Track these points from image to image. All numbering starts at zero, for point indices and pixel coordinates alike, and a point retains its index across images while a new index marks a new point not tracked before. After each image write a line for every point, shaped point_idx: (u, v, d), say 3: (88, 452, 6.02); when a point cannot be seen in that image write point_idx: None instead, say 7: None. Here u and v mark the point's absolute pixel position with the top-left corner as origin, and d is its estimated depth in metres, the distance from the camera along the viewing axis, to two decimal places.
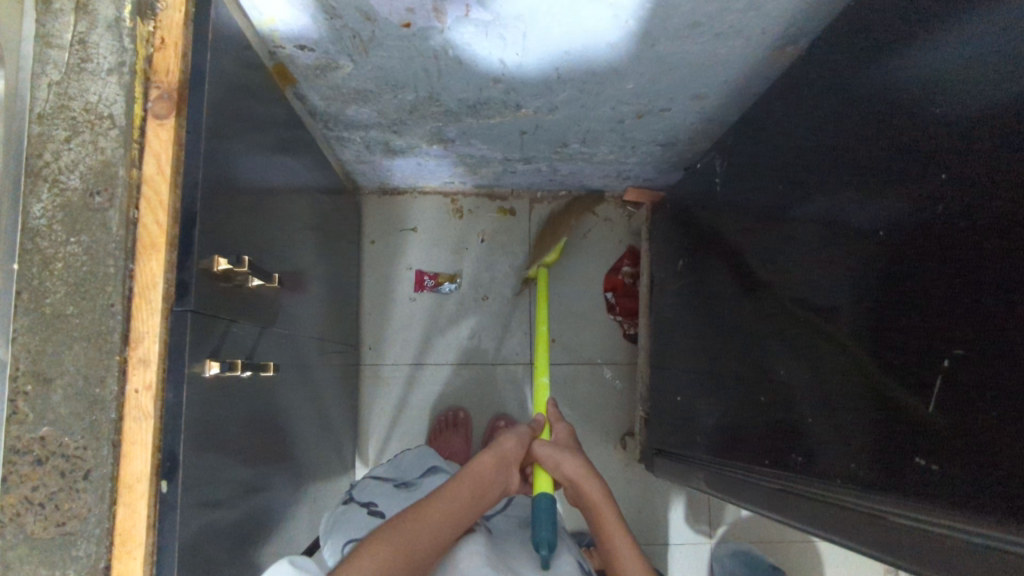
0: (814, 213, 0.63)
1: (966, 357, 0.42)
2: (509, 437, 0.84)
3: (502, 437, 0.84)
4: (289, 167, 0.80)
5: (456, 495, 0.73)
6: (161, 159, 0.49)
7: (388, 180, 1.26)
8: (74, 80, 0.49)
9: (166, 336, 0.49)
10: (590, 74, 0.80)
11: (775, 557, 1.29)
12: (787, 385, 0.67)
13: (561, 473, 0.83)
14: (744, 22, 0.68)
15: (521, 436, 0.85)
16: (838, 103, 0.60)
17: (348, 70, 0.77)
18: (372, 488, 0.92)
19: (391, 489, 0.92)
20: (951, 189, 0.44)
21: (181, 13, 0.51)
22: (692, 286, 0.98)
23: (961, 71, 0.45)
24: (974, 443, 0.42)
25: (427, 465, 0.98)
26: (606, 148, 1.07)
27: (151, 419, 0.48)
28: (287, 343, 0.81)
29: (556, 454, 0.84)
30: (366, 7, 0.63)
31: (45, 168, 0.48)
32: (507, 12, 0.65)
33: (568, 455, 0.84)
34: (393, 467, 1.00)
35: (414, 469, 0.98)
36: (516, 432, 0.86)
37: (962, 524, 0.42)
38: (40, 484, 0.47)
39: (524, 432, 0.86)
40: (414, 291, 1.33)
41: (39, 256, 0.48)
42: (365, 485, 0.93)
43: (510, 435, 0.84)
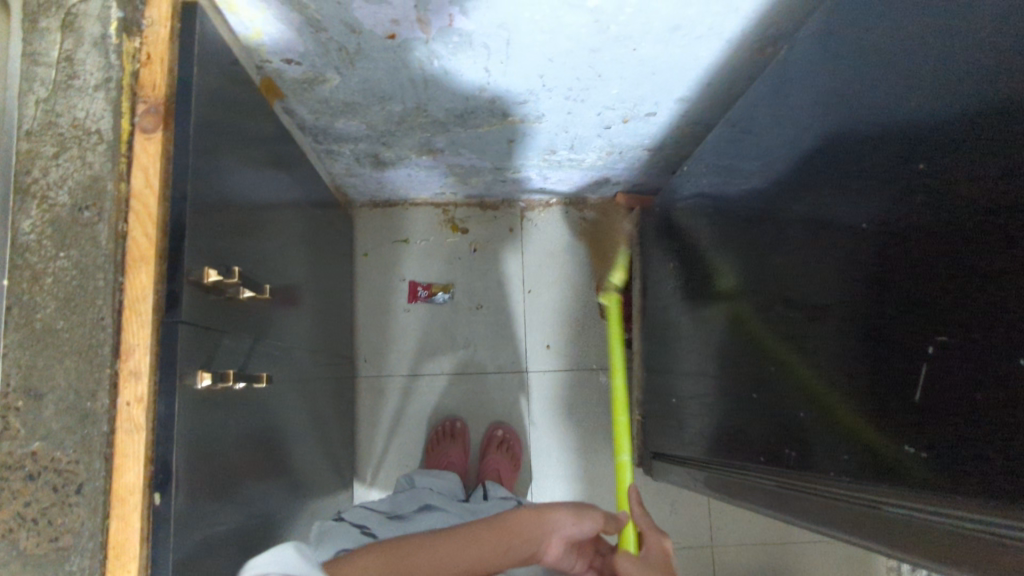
0: (798, 212, 0.64)
1: (949, 343, 0.43)
2: (575, 515, 0.75)
3: (562, 509, 0.76)
4: (279, 181, 0.80)
5: (479, 540, 0.74)
6: (149, 172, 0.50)
7: (381, 192, 1.27)
8: (62, 97, 0.50)
9: (156, 348, 0.49)
10: (574, 79, 0.81)
11: (777, 559, 1.28)
12: (776, 382, 0.68)
13: None
14: (720, 26, 0.69)
15: (590, 519, 0.75)
16: (821, 100, 0.61)
17: (333, 83, 0.78)
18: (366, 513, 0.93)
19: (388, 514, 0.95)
20: (929, 180, 0.45)
21: (167, 29, 0.52)
22: (683, 288, 0.98)
23: (936, 64, 0.46)
24: (961, 425, 0.42)
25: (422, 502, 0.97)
26: (592, 154, 1.08)
27: (143, 431, 0.48)
28: (282, 355, 0.81)
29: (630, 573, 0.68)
30: (351, 19, 0.64)
31: (34, 186, 0.49)
32: (490, 21, 0.66)
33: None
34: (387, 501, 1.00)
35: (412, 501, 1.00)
36: (587, 514, 0.75)
37: (953, 508, 0.43)
38: (32, 500, 0.46)
39: (598, 516, 0.76)
40: (408, 302, 1.33)
41: (28, 273, 0.48)
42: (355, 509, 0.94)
43: (573, 511, 0.76)
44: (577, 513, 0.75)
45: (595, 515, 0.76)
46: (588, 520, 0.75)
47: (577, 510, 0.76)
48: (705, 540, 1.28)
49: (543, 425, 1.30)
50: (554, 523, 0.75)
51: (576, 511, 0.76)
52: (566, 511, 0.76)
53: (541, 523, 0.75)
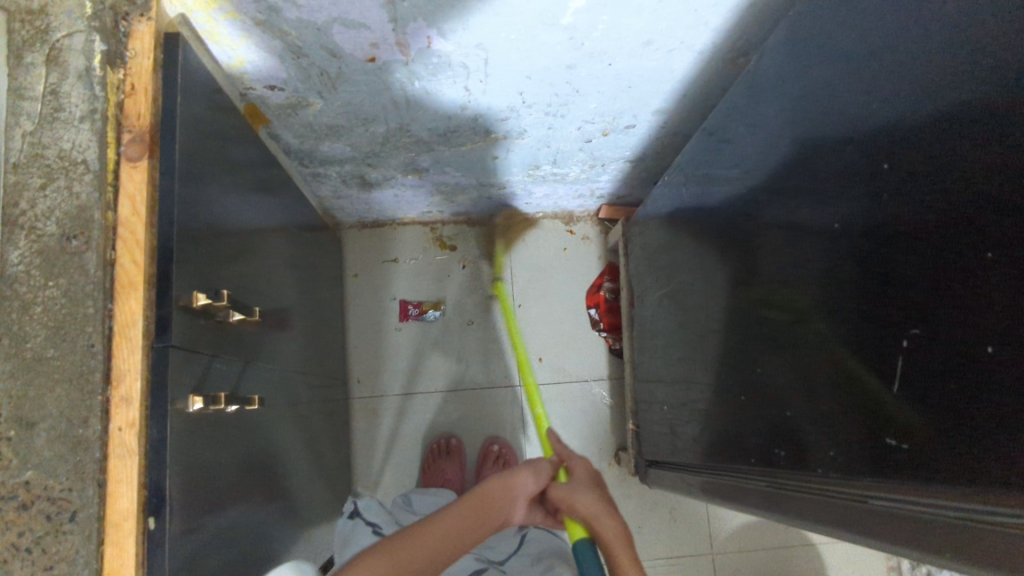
0: (776, 215, 0.65)
1: (920, 335, 0.44)
2: (531, 472, 0.80)
3: (520, 470, 0.80)
4: (266, 205, 0.81)
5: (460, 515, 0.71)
6: (135, 201, 0.51)
7: (369, 213, 1.28)
8: (47, 129, 0.51)
9: (147, 373, 0.50)
10: (552, 95, 0.83)
11: (777, 563, 1.28)
12: (764, 383, 0.69)
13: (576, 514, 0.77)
14: (691, 39, 0.71)
15: (542, 472, 0.81)
16: (792, 107, 0.63)
17: (316, 107, 0.80)
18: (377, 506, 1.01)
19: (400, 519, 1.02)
20: (897, 180, 0.47)
21: (150, 60, 0.53)
22: (669, 295, 1.00)
23: (898, 68, 0.47)
24: (935, 414, 0.43)
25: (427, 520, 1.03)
26: (575, 168, 1.10)
27: (136, 455, 0.48)
28: (275, 378, 0.81)
29: (568, 494, 0.79)
30: (332, 44, 0.65)
31: (21, 217, 0.49)
32: (467, 41, 0.68)
33: (581, 493, 0.78)
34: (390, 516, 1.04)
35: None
36: (533, 465, 0.82)
37: (945, 500, 0.43)
38: (25, 529, 0.47)
39: (547, 468, 0.82)
40: (400, 321, 1.34)
41: (18, 302, 0.49)
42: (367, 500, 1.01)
43: (530, 471, 0.80)
44: (534, 471, 0.80)
45: (543, 468, 0.82)
46: (541, 473, 0.81)
47: (532, 468, 0.81)
48: (705, 548, 1.28)
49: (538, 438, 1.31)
50: (520, 485, 0.77)
51: (532, 469, 0.80)
52: (522, 470, 0.80)
53: (508, 486, 0.77)
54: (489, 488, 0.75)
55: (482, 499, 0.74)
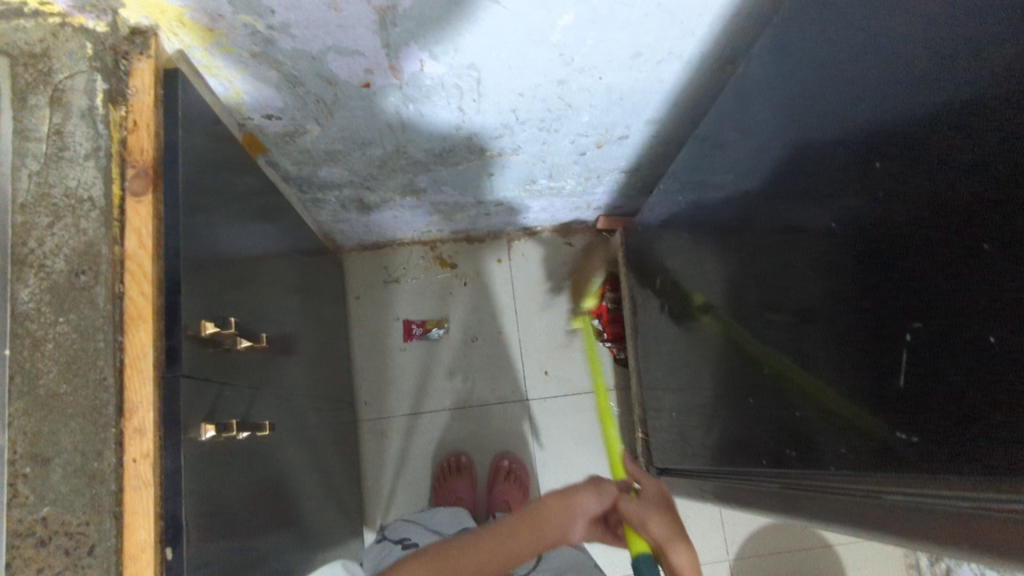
0: (772, 218, 0.66)
1: (923, 329, 0.45)
2: (594, 493, 0.77)
3: (582, 490, 0.77)
4: (268, 233, 0.82)
5: None
6: (142, 234, 0.51)
7: (368, 235, 1.28)
8: (53, 169, 0.51)
9: (160, 403, 0.50)
10: (546, 111, 0.84)
11: (794, 567, 1.28)
12: (770, 386, 0.70)
13: (647, 534, 0.76)
14: (679, 50, 0.73)
15: (606, 492, 0.78)
16: (782, 111, 0.64)
17: (314, 134, 0.81)
18: (406, 529, 1.03)
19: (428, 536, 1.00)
20: (889, 176, 0.48)
21: (151, 95, 0.55)
22: (672, 302, 1.00)
23: (883, 69, 0.49)
24: (942, 406, 0.44)
25: (461, 525, 1.04)
26: (571, 181, 1.11)
27: (151, 487, 0.49)
28: (283, 404, 0.82)
29: (637, 511, 0.77)
30: (326, 72, 0.67)
31: (30, 255, 0.50)
32: (459, 62, 0.69)
33: (654, 514, 0.76)
34: (427, 521, 1.06)
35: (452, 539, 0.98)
36: (598, 484, 0.79)
37: (957, 491, 0.44)
38: (45, 565, 0.47)
39: (611, 488, 0.79)
40: (404, 341, 1.34)
41: (29, 339, 0.49)
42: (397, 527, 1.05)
43: (592, 489, 0.77)
44: (596, 492, 0.77)
45: (609, 488, 0.79)
46: (604, 493, 0.77)
47: (593, 487, 0.78)
48: (721, 554, 1.28)
49: (549, 452, 1.31)
50: (581, 505, 0.76)
51: (595, 490, 0.77)
52: (585, 490, 0.77)
53: (567, 503, 0.75)
54: (546, 505, 0.74)
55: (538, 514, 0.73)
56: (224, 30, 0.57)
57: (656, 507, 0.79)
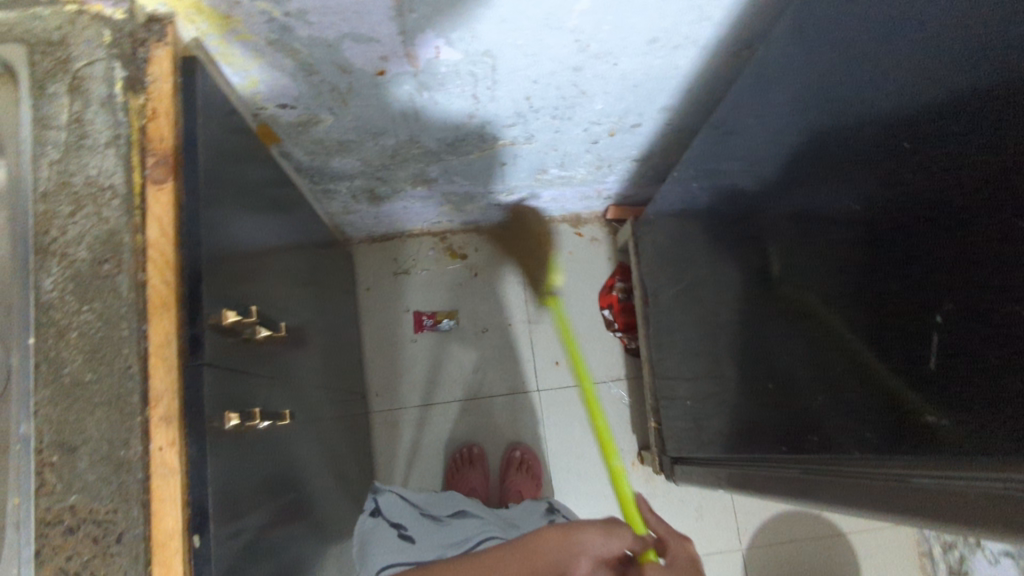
0: (789, 203, 0.66)
1: (954, 309, 0.45)
2: (603, 534, 0.64)
3: (590, 529, 0.63)
4: (281, 224, 0.82)
5: None
6: (163, 223, 0.51)
7: (378, 226, 1.28)
8: (73, 158, 0.51)
9: (184, 392, 0.50)
10: (560, 98, 0.83)
11: (806, 555, 1.28)
12: (788, 372, 0.70)
13: None
14: (695, 35, 0.72)
15: (620, 536, 0.64)
16: (800, 95, 0.64)
17: (327, 123, 0.80)
18: (402, 508, 0.97)
19: (426, 525, 0.95)
20: (914, 156, 0.47)
21: (170, 84, 0.54)
22: (686, 292, 1.00)
23: (907, 48, 0.48)
24: (972, 386, 0.43)
25: (456, 508, 1.02)
26: (581, 170, 1.10)
27: (178, 474, 0.48)
28: (296, 395, 0.82)
29: None
30: (342, 59, 0.66)
31: (52, 245, 0.50)
32: (475, 49, 0.68)
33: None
34: (424, 497, 1.05)
35: (452, 533, 0.94)
36: (611, 528, 0.64)
37: (986, 473, 0.44)
38: (73, 553, 0.47)
39: (629, 536, 0.65)
40: (414, 333, 1.34)
41: (54, 329, 0.49)
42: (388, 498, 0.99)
43: (600, 528, 0.64)
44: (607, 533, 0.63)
45: (624, 532, 0.65)
46: (617, 538, 0.64)
47: (605, 527, 0.64)
48: (733, 544, 1.28)
49: (560, 443, 1.31)
50: (586, 546, 0.62)
51: (604, 529, 0.64)
52: (593, 527, 0.63)
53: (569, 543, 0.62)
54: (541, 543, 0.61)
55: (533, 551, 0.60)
56: (241, 17, 0.57)
57: None
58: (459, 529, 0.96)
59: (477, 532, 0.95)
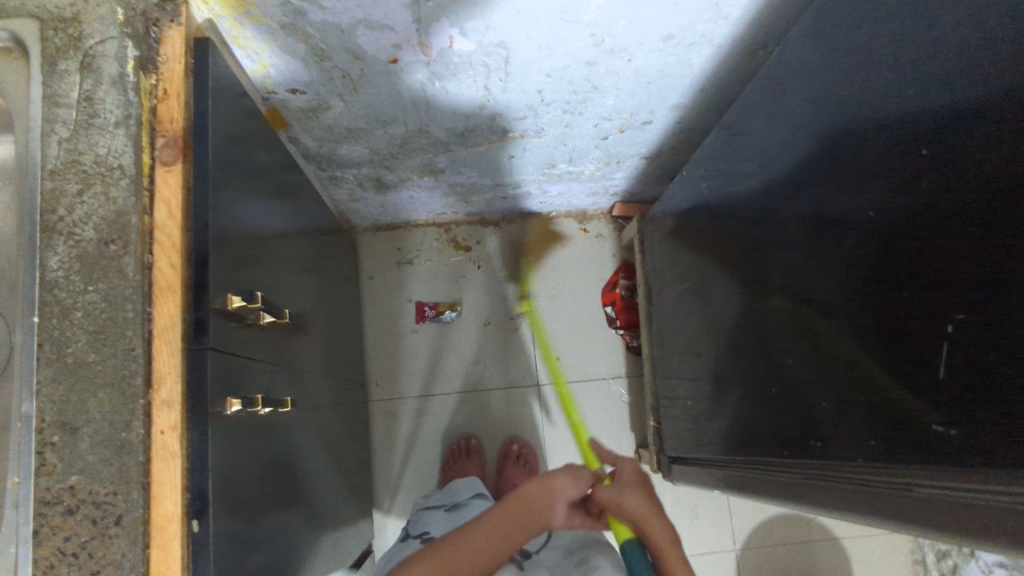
0: (799, 205, 0.65)
1: (965, 320, 0.44)
2: (571, 478, 0.83)
3: (559, 475, 0.83)
4: (287, 209, 0.81)
5: None
6: (171, 205, 0.51)
7: (383, 215, 1.28)
8: (83, 136, 0.51)
9: (187, 375, 0.50)
10: (572, 93, 0.83)
11: (799, 558, 1.28)
12: (792, 377, 0.69)
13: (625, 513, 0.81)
14: (711, 34, 0.71)
15: (581, 476, 0.85)
16: (814, 97, 0.63)
17: (337, 110, 0.80)
18: (426, 516, 0.99)
19: (448, 520, 0.96)
20: (930, 163, 0.47)
21: (181, 64, 0.54)
22: (690, 291, 0.99)
23: (927, 52, 0.47)
24: (980, 398, 0.43)
25: (474, 490, 1.05)
26: (590, 165, 1.10)
27: (178, 458, 0.49)
28: (296, 382, 0.82)
29: (616, 494, 0.83)
30: (355, 46, 0.66)
31: (59, 223, 0.49)
32: (489, 40, 0.68)
33: (631, 496, 0.83)
34: (444, 495, 1.06)
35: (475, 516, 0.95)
36: (573, 469, 0.85)
37: (990, 485, 0.44)
38: (71, 534, 0.47)
39: (586, 474, 0.86)
40: (416, 323, 1.34)
41: (58, 308, 0.49)
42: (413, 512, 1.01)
43: (569, 475, 0.83)
44: (573, 477, 0.83)
45: (585, 474, 0.86)
46: (581, 478, 0.84)
47: (570, 473, 0.84)
48: (727, 544, 1.28)
49: (558, 438, 1.31)
50: (560, 487, 0.81)
51: (571, 475, 0.84)
52: (562, 475, 0.83)
53: (548, 490, 0.80)
54: (527, 493, 0.78)
55: (522, 506, 0.76)
56: None
57: (634, 489, 0.84)
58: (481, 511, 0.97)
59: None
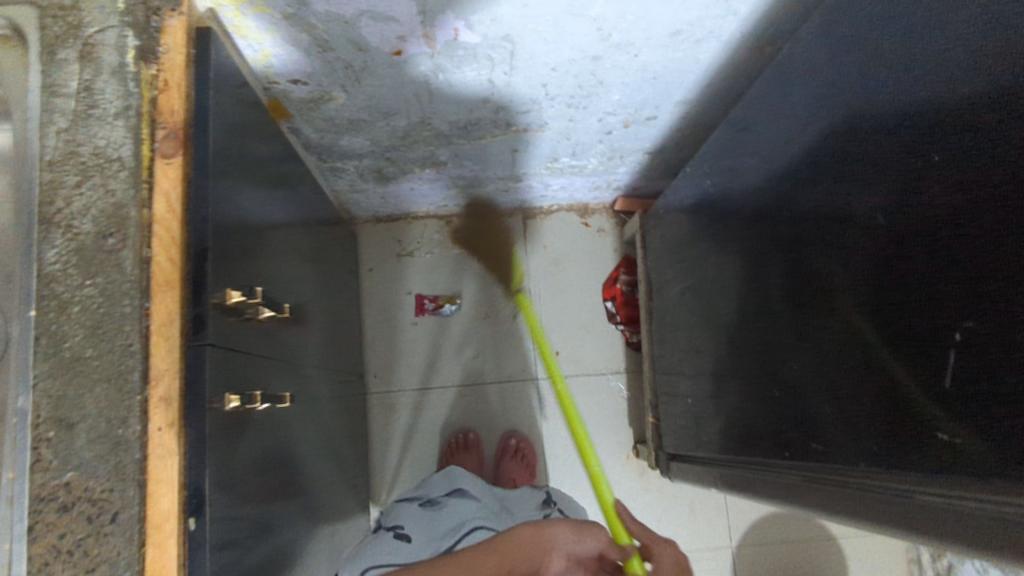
0: (804, 205, 0.65)
1: (973, 328, 0.44)
2: (572, 531, 0.72)
3: (559, 524, 0.72)
4: (287, 201, 0.80)
5: None
6: (170, 198, 0.50)
7: (384, 207, 1.27)
8: (82, 126, 0.50)
9: (184, 371, 0.50)
10: (577, 87, 0.82)
11: (794, 555, 1.29)
12: (794, 378, 0.69)
13: None
14: (720, 30, 0.70)
15: (589, 534, 0.73)
16: (821, 97, 0.62)
17: (339, 101, 0.79)
18: (399, 509, 0.98)
19: (422, 518, 0.94)
20: (939, 167, 0.46)
21: (182, 56, 0.53)
22: (691, 289, 0.99)
23: (938, 55, 0.47)
24: (987, 407, 0.43)
25: (454, 486, 1.02)
26: (593, 160, 1.09)
27: (175, 456, 0.48)
28: (295, 376, 0.81)
29: None
30: (358, 37, 0.65)
31: (57, 216, 0.48)
32: (494, 33, 0.67)
33: None
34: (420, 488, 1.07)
35: (449, 520, 0.93)
36: (581, 527, 0.73)
37: (993, 495, 0.43)
38: (67, 531, 0.46)
39: (597, 533, 0.74)
40: (416, 316, 1.33)
41: (55, 302, 0.48)
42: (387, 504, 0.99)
43: (570, 525, 0.72)
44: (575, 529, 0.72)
45: (595, 531, 0.74)
46: (588, 536, 0.73)
47: (575, 525, 0.73)
48: (724, 539, 1.29)
49: (556, 432, 1.31)
50: (555, 538, 0.70)
51: (574, 526, 0.73)
52: (563, 525, 0.72)
53: (540, 536, 0.70)
54: (515, 533, 0.69)
55: (508, 547, 0.68)
56: None
57: None
58: (456, 514, 0.95)
59: (474, 517, 0.94)
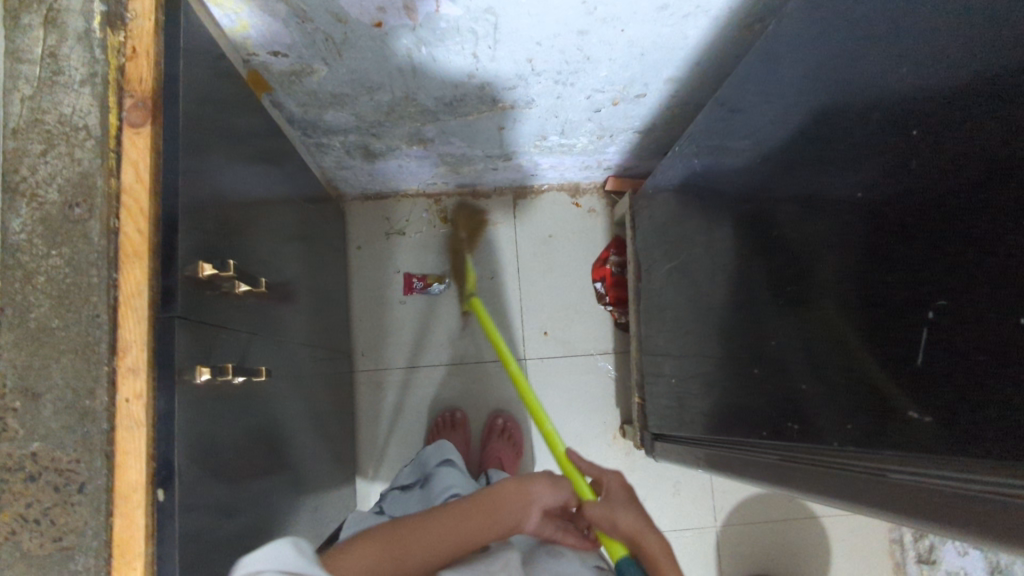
0: (789, 184, 0.64)
1: (948, 306, 0.43)
2: (550, 487, 0.79)
3: (539, 482, 0.79)
4: (270, 175, 0.79)
5: None
6: (138, 168, 0.49)
7: (372, 185, 1.26)
8: (46, 94, 0.49)
9: (154, 345, 0.49)
10: (563, 62, 0.81)
11: (779, 536, 1.29)
12: (776, 356, 0.68)
13: (616, 530, 0.75)
14: (708, 5, 0.69)
15: (563, 488, 0.80)
16: (809, 74, 0.61)
17: (321, 74, 0.78)
18: (401, 496, 0.99)
19: (418, 500, 0.96)
20: (921, 144, 0.45)
21: (150, 22, 0.51)
22: (678, 269, 0.99)
23: (926, 31, 0.46)
24: (957, 387, 0.43)
25: (444, 458, 1.04)
26: (582, 139, 1.08)
27: (144, 427, 0.48)
28: (280, 351, 0.81)
29: (607, 511, 0.76)
30: (337, 8, 0.64)
31: (22, 184, 0.48)
32: (476, 5, 0.65)
33: (619, 510, 0.76)
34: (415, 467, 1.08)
35: (434, 488, 0.96)
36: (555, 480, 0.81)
37: (960, 473, 0.43)
38: (33, 500, 0.46)
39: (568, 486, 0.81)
40: (404, 294, 1.33)
41: (21, 271, 0.48)
42: (391, 496, 1.01)
43: (549, 482, 0.80)
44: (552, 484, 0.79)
45: (565, 484, 0.81)
46: (561, 488, 0.80)
47: (551, 482, 0.80)
48: (709, 520, 1.29)
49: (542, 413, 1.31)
50: (536, 493, 0.77)
51: (550, 484, 0.79)
52: (541, 481, 0.80)
53: (523, 490, 0.77)
54: (500, 488, 0.76)
55: (491, 499, 0.74)
56: None
57: (622, 502, 0.78)
58: (441, 483, 0.97)
59: (456, 483, 0.97)
